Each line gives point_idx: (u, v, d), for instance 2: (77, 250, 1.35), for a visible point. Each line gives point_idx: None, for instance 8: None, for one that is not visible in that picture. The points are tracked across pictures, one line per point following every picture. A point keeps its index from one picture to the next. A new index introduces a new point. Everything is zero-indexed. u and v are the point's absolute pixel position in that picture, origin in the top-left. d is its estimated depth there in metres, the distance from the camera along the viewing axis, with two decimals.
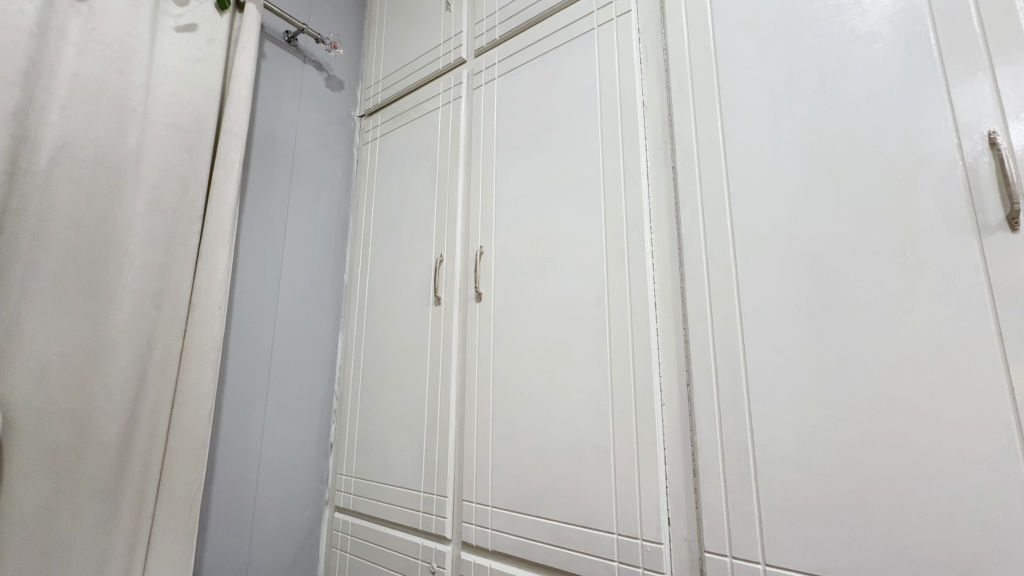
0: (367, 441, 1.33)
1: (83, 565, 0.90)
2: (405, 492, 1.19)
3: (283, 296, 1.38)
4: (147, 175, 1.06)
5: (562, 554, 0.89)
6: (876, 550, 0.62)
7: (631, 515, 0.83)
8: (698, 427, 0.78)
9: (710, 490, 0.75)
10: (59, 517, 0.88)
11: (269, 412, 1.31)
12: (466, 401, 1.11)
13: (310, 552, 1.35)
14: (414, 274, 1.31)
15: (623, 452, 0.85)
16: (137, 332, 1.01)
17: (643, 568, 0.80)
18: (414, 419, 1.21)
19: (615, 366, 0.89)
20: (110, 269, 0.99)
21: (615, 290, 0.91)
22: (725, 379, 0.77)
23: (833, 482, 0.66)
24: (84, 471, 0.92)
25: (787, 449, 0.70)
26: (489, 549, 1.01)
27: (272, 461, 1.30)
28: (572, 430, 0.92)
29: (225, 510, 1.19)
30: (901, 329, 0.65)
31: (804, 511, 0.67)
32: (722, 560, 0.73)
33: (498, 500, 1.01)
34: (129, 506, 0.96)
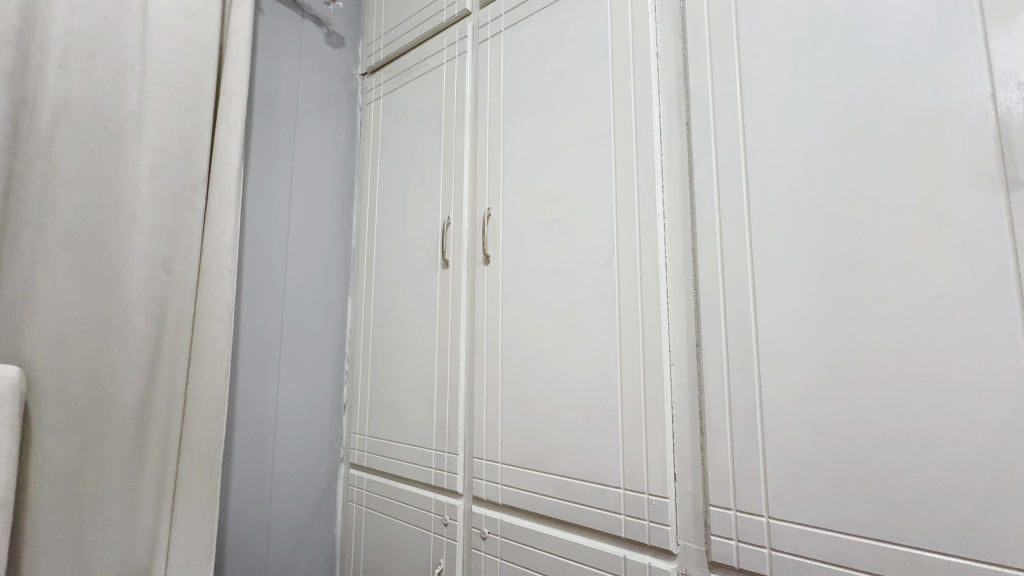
0: (378, 402, 1.36)
1: (113, 517, 0.94)
2: (417, 450, 1.23)
3: (291, 261, 1.38)
4: (149, 137, 1.04)
5: (570, 508, 0.92)
6: (878, 504, 0.63)
7: (637, 471, 0.85)
8: (706, 387, 0.79)
9: (716, 447, 0.77)
10: (88, 472, 0.92)
11: (283, 373, 1.34)
12: (476, 363, 1.13)
13: (328, 506, 1.41)
14: (422, 238, 1.30)
15: (631, 411, 0.86)
16: (151, 296, 1.02)
17: (649, 520, 0.83)
18: (424, 381, 1.23)
19: (624, 328, 0.89)
20: (119, 233, 0.99)
21: (625, 251, 0.90)
22: (734, 340, 0.77)
23: (839, 440, 0.67)
24: (108, 431, 0.95)
25: (795, 409, 0.70)
26: (500, 503, 1.04)
27: (288, 421, 1.34)
28: (580, 391, 0.93)
29: (245, 466, 1.25)
30: (916, 290, 0.63)
31: (810, 467, 0.68)
32: (726, 514, 0.75)
33: (507, 457, 1.04)
34: (154, 463, 1.00)
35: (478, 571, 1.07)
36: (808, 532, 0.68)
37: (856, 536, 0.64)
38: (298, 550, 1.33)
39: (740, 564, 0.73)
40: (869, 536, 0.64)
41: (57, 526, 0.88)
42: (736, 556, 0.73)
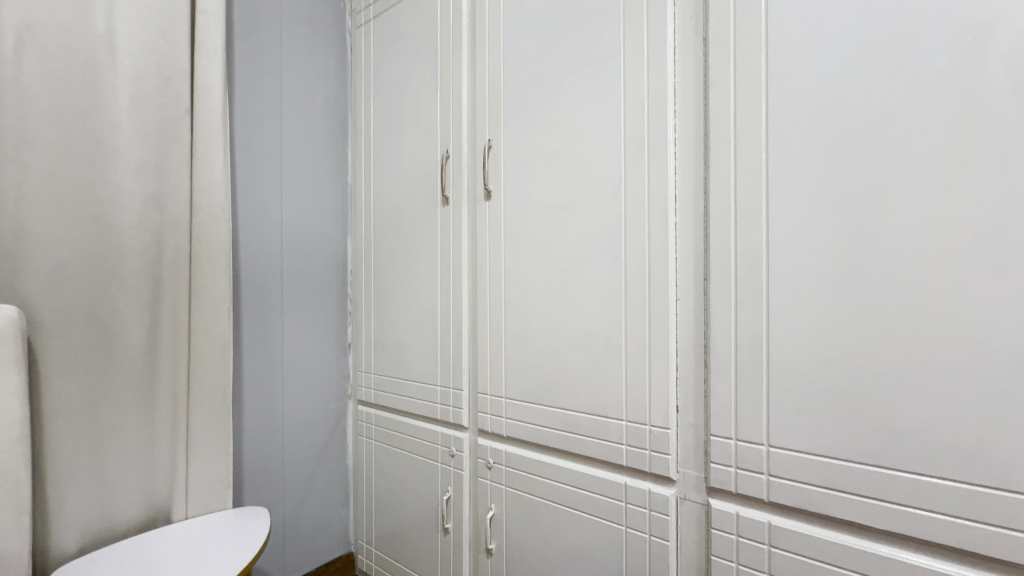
0: (383, 342, 1.37)
1: (130, 451, 0.97)
2: (422, 386, 1.25)
3: (287, 199, 1.34)
4: (124, 64, 0.97)
5: (573, 439, 0.95)
6: (880, 433, 0.64)
7: (639, 404, 0.86)
8: (712, 322, 0.78)
9: (720, 380, 0.77)
10: (101, 409, 0.94)
11: (287, 314, 1.34)
12: (478, 301, 1.12)
13: (339, 440, 1.46)
14: (420, 174, 1.25)
15: (635, 346, 0.86)
16: (144, 235, 0.99)
17: (650, 450, 0.85)
18: (427, 320, 1.23)
19: (630, 263, 0.87)
20: (104, 169, 0.95)
21: (633, 184, 0.86)
22: (744, 273, 0.75)
23: (844, 372, 0.66)
24: (116, 370, 0.95)
25: (802, 341, 0.70)
26: (504, 435, 1.07)
27: (295, 359, 1.35)
28: (585, 328, 0.93)
29: (257, 402, 1.28)
30: (938, 217, 0.60)
31: (814, 398, 0.69)
32: (727, 443, 0.76)
33: (511, 392, 1.05)
34: (166, 400, 1.02)
35: (484, 497, 1.12)
36: (807, 459, 0.69)
37: (855, 463, 0.66)
38: (312, 479, 1.39)
39: (738, 490, 0.75)
40: (867, 463, 0.65)
41: (77, 460, 0.91)
42: (734, 482, 0.76)
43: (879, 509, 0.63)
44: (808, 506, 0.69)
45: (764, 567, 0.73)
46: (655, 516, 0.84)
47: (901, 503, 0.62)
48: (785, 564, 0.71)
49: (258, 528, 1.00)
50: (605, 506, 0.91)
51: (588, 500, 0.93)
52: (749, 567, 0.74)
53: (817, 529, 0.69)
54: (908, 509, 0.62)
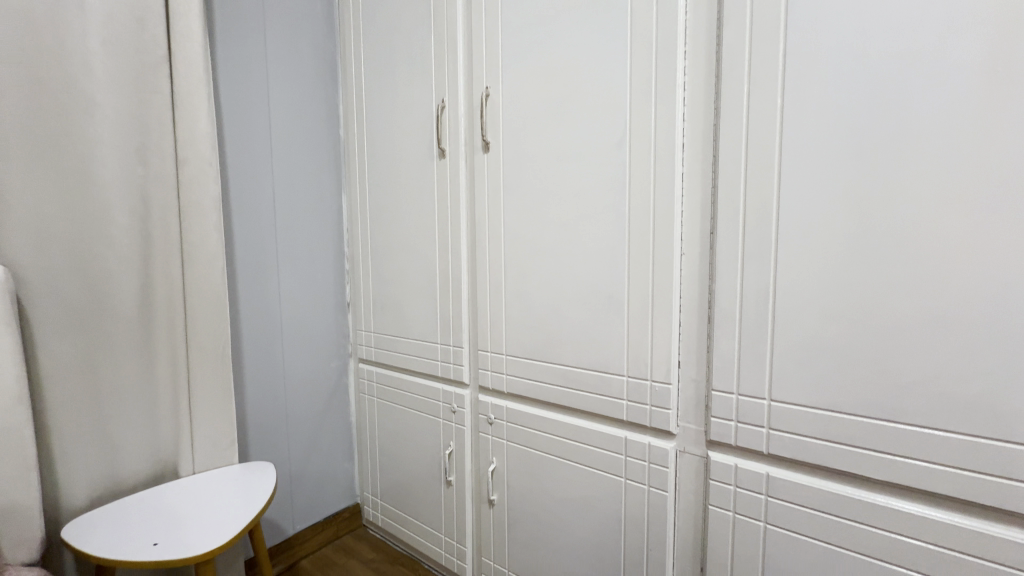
0: (382, 300, 1.35)
1: (132, 410, 0.97)
2: (422, 344, 1.25)
3: (278, 154, 1.29)
4: (93, 4, 0.90)
5: (574, 394, 0.95)
6: (884, 387, 0.63)
7: (641, 359, 0.85)
8: (717, 276, 0.76)
9: (724, 335, 0.76)
10: (100, 370, 0.93)
11: (283, 272, 1.32)
12: (477, 258, 1.10)
13: (342, 397, 1.48)
14: (415, 125, 1.19)
15: (637, 301, 0.85)
16: (130, 192, 0.96)
17: (651, 404, 0.85)
18: (426, 278, 1.21)
19: (633, 216, 0.84)
20: (81, 121, 0.90)
21: (638, 133, 0.82)
22: (753, 225, 0.72)
23: (851, 326, 0.65)
24: (111, 330, 0.94)
25: (809, 295, 0.68)
26: (505, 391, 1.08)
27: (294, 318, 1.34)
28: (586, 284, 0.91)
29: (257, 362, 1.27)
30: (961, 163, 0.57)
31: (819, 352, 0.68)
32: (728, 397, 0.76)
33: (512, 349, 1.05)
34: (165, 359, 1.02)
35: (485, 451, 1.14)
36: (809, 412, 0.69)
37: (856, 416, 0.65)
38: (317, 435, 1.42)
39: (737, 442, 0.76)
40: (869, 416, 0.64)
41: (80, 420, 0.91)
42: (734, 435, 0.76)
43: (879, 460, 0.64)
44: (806, 457, 0.69)
45: (760, 516, 0.75)
46: (654, 468, 0.86)
47: (900, 455, 0.62)
48: (781, 513, 0.72)
49: (263, 482, 1.02)
50: (604, 459, 0.92)
51: (587, 454, 0.94)
52: (745, 515, 0.76)
53: (814, 480, 0.70)
54: (907, 461, 0.62)
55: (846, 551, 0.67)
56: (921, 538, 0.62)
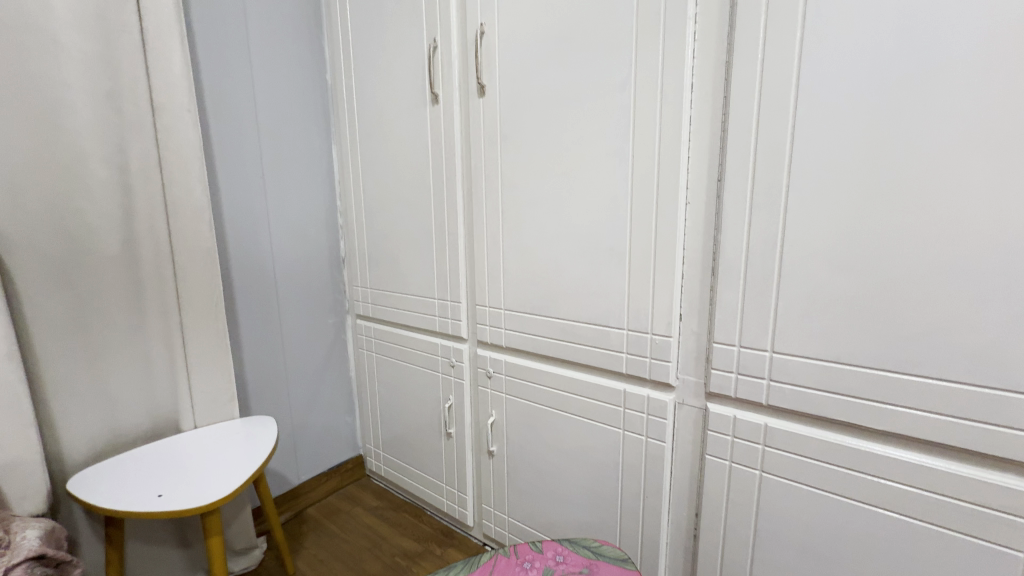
0: (377, 256, 1.33)
1: (127, 366, 0.97)
2: (419, 299, 1.23)
3: (261, 100, 1.22)
4: None
5: (573, 348, 0.94)
6: (890, 338, 0.62)
7: (642, 312, 0.84)
8: (724, 226, 0.73)
9: (727, 286, 0.74)
10: (90, 327, 0.91)
11: (274, 227, 1.28)
12: (474, 210, 1.06)
13: (340, 353, 1.48)
14: (406, 68, 1.12)
15: (639, 253, 0.82)
16: (105, 141, 0.91)
17: (650, 357, 0.84)
18: (421, 232, 1.18)
19: (637, 163, 0.80)
20: (45, 62, 0.83)
21: (645, 72, 0.77)
22: (763, 171, 0.68)
23: (861, 276, 0.63)
24: (98, 286, 0.92)
25: (818, 244, 0.65)
26: (503, 345, 1.07)
27: (287, 274, 1.32)
28: (585, 235, 0.88)
29: (253, 318, 1.25)
30: (994, 101, 0.52)
31: (825, 303, 0.66)
32: (730, 349, 0.75)
33: (510, 304, 1.03)
34: (156, 315, 1.00)
35: (484, 404, 1.14)
36: (811, 363, 0.68)
37: (860, 367, 0.64)
38: (317, 389, 1.43)
39: (737, 394, 0.76)
40: (873, 367, 0.64)
41: (74, 376, 0.90)
42: (734, 387, 0.76)
43: (880, 411, 0.63)
44: (805, 408, 0.69)
45: (756, 465, 0.76)
46: (652, 420, 0.86)
47: (902, 405, 0.62)
48: (777, 461, 0.73)
49: (265, 435, 1.03)
50: (603, 411, 0.92)
51: (586, 406, 0.95)
52: (741, 464, 0.77)
53: (812, 430, 0.70)
54: (909, 411, 0.61)
55: (840, 496, 0.68)
56: (917, 485, 0.62)
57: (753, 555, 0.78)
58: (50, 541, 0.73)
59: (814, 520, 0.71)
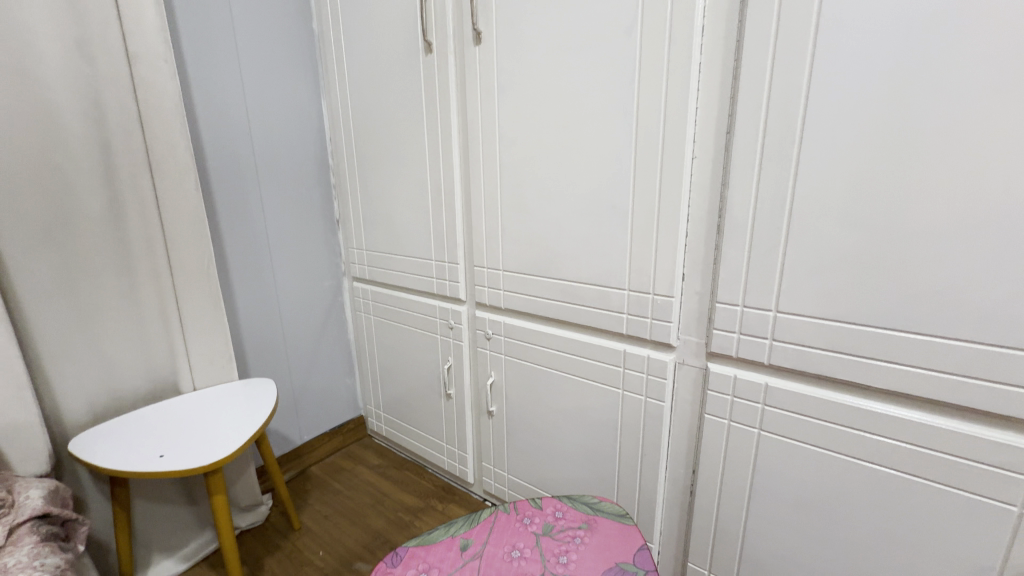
0: (372, 217, 1.29)
1: (120, 329, 0.95)
2: (416, 261, 1.21)
3: (244, 50, 1.15)
4: None
5: (573, 309, 0.93)
6: (899, 298, 0.60)
7: (644, 272, 0.82)
8: (731, 182, 0.70)
9: (733, 245, 0.72)
10: (80, 290, 0.89)
11: (265, 186, 1.24)
12: (471, 168, 1.02)
13: (338, 316, 1.48)
14: (396, 14, 1.05)
15: (642, 211, 0.80)
16: (79, 94, 0.86)
17: (652, 318, 0.83)
18: (417, 192, 1.14)
19: (642, 115, 0.76)
20: (6, 5, 0.77)
21: (652, 14, 0.71)
22: (775, 123, 0.65)
23: (873, 234, 0.61)
24: (85, 248, 0.89)
25: (830, 200, 0.63)
26: (502, 307, 1.06)
27: (281, 236, 1.29)
28: (586, 193, 0.85)
29: (247, 281, 1.23)
30: None
31: (833, 261, 0.64)
32: (733, 309, 0.74)
33: (509, 265, 1.01)
34: (147, 278, 0.98)
35: (484, 366, 1.14)
36: (816, 323, 0.67)
37: (865, 326, 0.63)
38: (316, 352, 1.43)
39: (738, 354, 0.75)
40: (879, 327, 0.62)
41: (67, 339, 0.88)
42: (735, 347, 0.75)
43: (883, 370, 0.63)
44: (808, 367, 0.69)
45: (755, 423, 0.76)
46: (652, 380, 0.86)
47: (906, 364, 0.61)
48: (777, 420, 0.73)
49: (264, 397, 1.03)
50: (602, 372, 0.92)
51: (585, 367, 0.94)
52: (740, 423, 0.77)
53: (813, 389, 0.70)
54: (913, 370, 0.61)
55: (838, 453, 0.69)
56: (916, 442, 0.62)
57: (748, 510, 0.79)
58: (55, 500, 0.74)
59: (810, 477, 0.72)
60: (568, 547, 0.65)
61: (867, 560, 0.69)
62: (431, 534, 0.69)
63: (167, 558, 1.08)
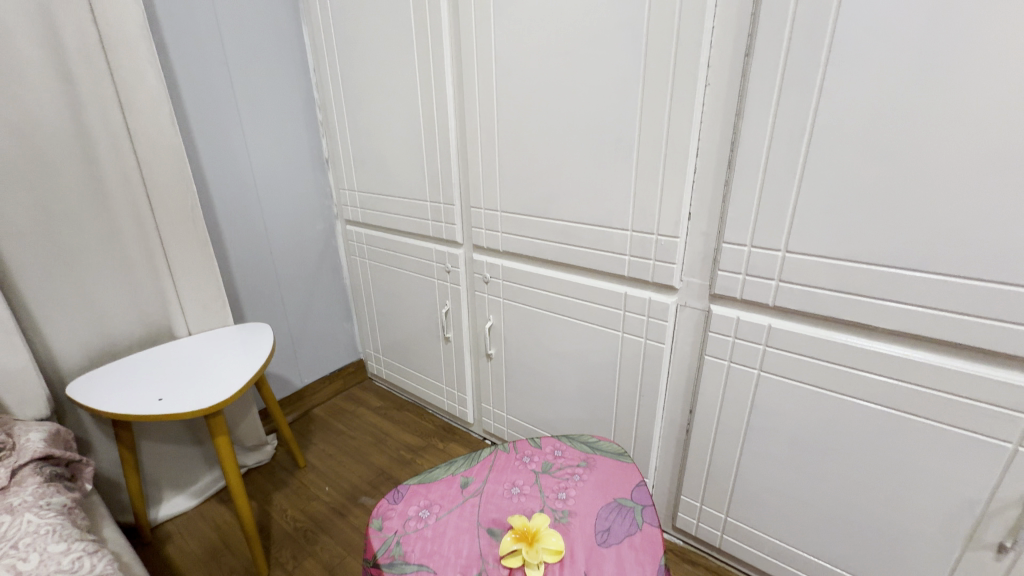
0: (362, 156, 1.23)
1: (106, 273, 0.92)
2: (410, 203, 1.16)
3: None
4: None
5: (573, 251, 0.90)
6: (917, 236, 0.57)
7: (648, 212, 0.78)
8: (745, 113, 0.65)
9: (743, 182, 0.68)
10: (60, 232, 0.85)
11: (246, 123, 1.16)
12: (466, 101, 0.95)
13: (332, 260, 1.45)
14: None
15: (648, 146, 0.75)
16: (30, 14, 0.77)
17: (654, 260, 0.80)
18: (409, 128, 1.08)
19: (652, 38, 0.69)
20: None
21: None
22: (800, 43, 0.59)
23: (895, 168, 0.57)
24: (60, 188, 0.84)
25: (853, 131, 0.58)
26: (500, 249, 1.03)
27: (268, 177, 1.23)
28: (589, 127, 0.80)
29: (235, 224, 1.19)
30: None
31: (852, 197, 0.60)
32: (740, 249, 0.71)
33: (507, 205, 0.97)
34: (129, 220, 0.94)
35: (482, 310, 1.13)
36: (826, 263, 0.64)
37: (879, 266, 0.61)
38: (312, 297, 1.41)
39: (743, 296, 0.73)
40: (893, 267, 0.60)
41: (52, 284, 0.86)
42: (740, 289, 0.73)
43: (893, 311, 0.61)
44: (814, 309, 0.67)
45: (755, 365, 0.75)
46: (652, 323, 0.84)
47: (916, 305, 0.59)
48: (777, 361, 0.73)
49: (261, 341, 1.02)
50: (602, 315, 0.91)
51: (585, 310, 0.93)
52: (740, 365, 0.77)
53: (817, 330, 0.69)
54: (924, 310, 0.59)
55: (838, 393, 0.69)
56: (918, 382, 0.62)
57: (743, 447, 0.81)
58: (57, 442, 0.74)
59: (807, 416, 0.72)
60: (567, 484, 0.66)
61: (857, 492, 0.71)
62: (431, 472, 0.70)
63: (178, 494, 1.11)
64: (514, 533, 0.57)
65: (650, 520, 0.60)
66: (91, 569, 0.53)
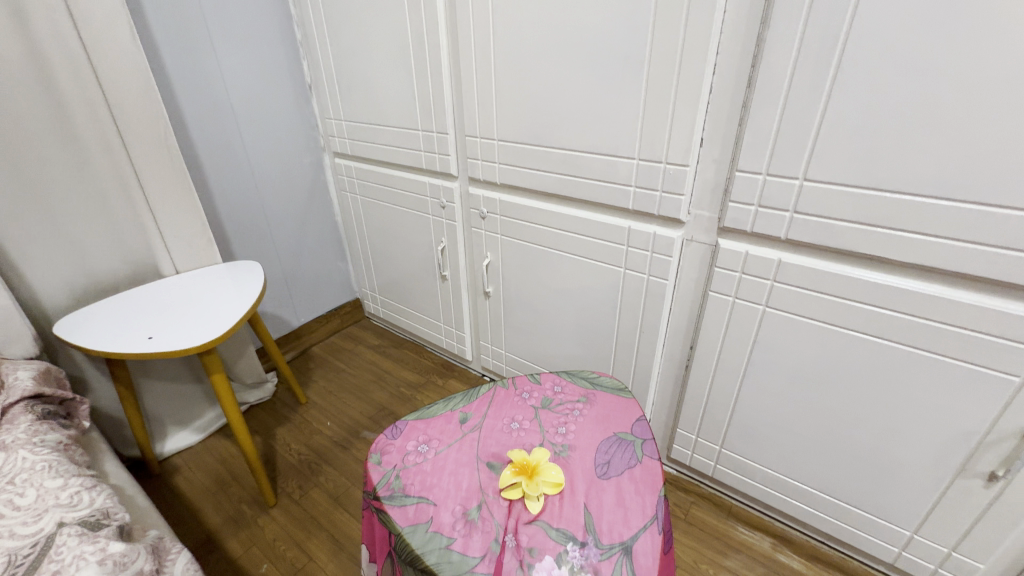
0: (347, 80, 1.13)
1: (80, 208, 0.87)
2: (400, 133, 1.08)
3: None
4: None
5: (575, 182, 0.84)
6: (951, 161, 0.53)
7: (657, 138, 0.72)
8: (772, 21, 0.58)
9: (763, 103, 0.62)
10: (24, 162, 0.79)
11: (218, 42, 1.06)
12: (458, 14, 0.86)
13: (322, 196, 1.38)
14: None
15: (661, 62, 0.68)
16: None
17: (661, 191, 0.75)
18: (396, 47, 0.98)
19: None
20: None
21: None
22: None
23: (936, 83, 0.51)
24: (16, 113, 0.77)
25: (893, 41, 0.51)
26: (497, 182, 0.97)
27: (246, 105, 1.14)
28: (596, 41, 0.72)
29: (215, 157, 1.12)
30: None
31: (883, 117, 0.55)
32: (755, 178, 0.66)
33: (505, 134, 0.90)
34: (99, 150, 0.87)
35: (479, 247, 1.09)
36: (847, 193, 0.60)
37: (904, 194, 0.57)
38: (302, 235, 1.36)
39: (754, 229, 0.69)
40: (920, 195, 0.56)
41: (23, 219, 0.81)
42: (752, 221, 0.69)
43: (913, 243, 0.58)
44: (829, 242, 0.63)
45: (761, 300, 0.73)
46: (656, 258, 0.81)
47: (940, 236, 0.56)
48: (785, 297, 0.70)
49: (252, 279, 0.99)
50: (604, 250, 0.87)
51: (586, 245, 0.89)
52: (746, 300, 0.74)
53: (830, 265, 0.66)
54: (947, 242, 0.56)
55: (845, 329, 0.67)
56: (931, 317, 0.60)
57: (743, 382, 0.81)
58: (48, 380, 0.73)
59: (811, 351, 0.71)
60: (567, 419, 0.66)
61: (853, 424, 0.71)
62: (430, 408, 0.70)
63: (181, 430, 1.13)
64: (513, 466, 0.58)
65: (650, 453, 0.60)
66: (91, 502, 0.53)
